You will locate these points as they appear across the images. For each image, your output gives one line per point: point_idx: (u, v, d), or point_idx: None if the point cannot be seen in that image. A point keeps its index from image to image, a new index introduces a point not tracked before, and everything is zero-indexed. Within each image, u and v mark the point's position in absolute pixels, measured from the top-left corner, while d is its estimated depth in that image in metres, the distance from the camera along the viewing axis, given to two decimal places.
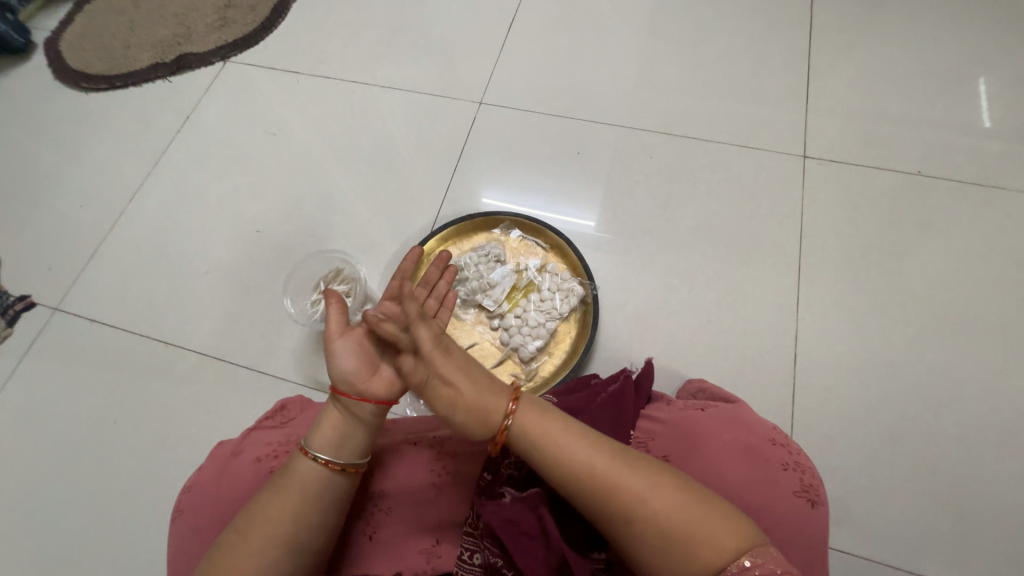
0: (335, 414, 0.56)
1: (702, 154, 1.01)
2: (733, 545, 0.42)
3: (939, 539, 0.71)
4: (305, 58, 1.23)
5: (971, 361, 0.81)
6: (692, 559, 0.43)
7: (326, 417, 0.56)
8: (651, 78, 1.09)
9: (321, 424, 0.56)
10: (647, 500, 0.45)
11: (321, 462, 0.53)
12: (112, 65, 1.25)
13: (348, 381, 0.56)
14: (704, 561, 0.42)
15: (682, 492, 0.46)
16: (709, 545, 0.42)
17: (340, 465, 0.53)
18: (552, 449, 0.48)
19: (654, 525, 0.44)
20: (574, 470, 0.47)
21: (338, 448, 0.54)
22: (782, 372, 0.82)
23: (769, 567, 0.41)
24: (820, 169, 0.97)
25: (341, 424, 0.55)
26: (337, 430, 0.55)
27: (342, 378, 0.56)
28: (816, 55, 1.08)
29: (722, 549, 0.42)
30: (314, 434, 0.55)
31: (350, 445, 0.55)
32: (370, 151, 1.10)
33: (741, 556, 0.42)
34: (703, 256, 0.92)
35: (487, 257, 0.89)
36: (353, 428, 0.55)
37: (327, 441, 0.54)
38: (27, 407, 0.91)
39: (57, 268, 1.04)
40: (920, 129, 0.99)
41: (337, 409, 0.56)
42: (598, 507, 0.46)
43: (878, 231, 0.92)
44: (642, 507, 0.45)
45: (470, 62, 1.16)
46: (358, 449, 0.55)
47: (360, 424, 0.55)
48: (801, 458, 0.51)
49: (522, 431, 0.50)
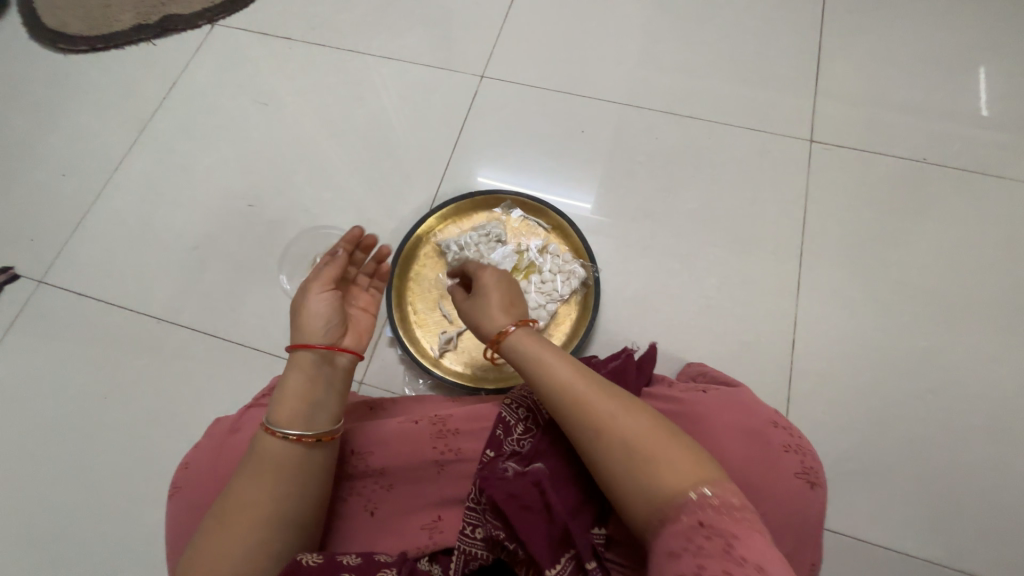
0: (301, 380, 0.56)
1: (707, 136, 0.99)
2: (693, 476, 0.41)
3: (917, 517, 0.75)
4: (297, 23, 1.17)
5: (959, 348, 0.83)
6: (652, 482, 0.42)
7: (288, 389, 0.55)
8: (657, 56, 1.06)
9: (285, 395, 0.55)
10: (618, 422, 0.45)
11: (292, 438, 0.52)
12: (91, 25, 1.18)
13: (324, 335, 0.59)
14: (659, 485, 0.41)
15: (654, 423, 0.45)
16: (670, 470, 0.42)
17: (316, 436, 0.54)
18: (537, 364, 0.51)
19: (620, 446, 0.44)
20: (556, 385, 0.49)
21: (311, 418, 0.54)
22: (779, 357, 0.83)
23: (727, 500, 0.39)
24: (825, 154, 0.96)
25: (309, 387, 0.56)
26: (305, 398, 0.55)
27: (318, 334, 0.59)
28: (826, 36, 1.05)
29: (681, 476, 0.41)
30: (279, 408, 0.54)
31: (321, 413, 0.55)
32: (367, 124, 1.06)
33: (700, 485, 0.40)
34: (705, 240, 0.92)
35: (487, 237, 0.88)
36: (323, 390, 0.57)
37: (295, 413, 0.54)
38: (14, 383, 0.89)
39: (39, 239, 1.00)
40: (926, 115, 0.98)
41: (303, 374, 0.56)
42: (572, 424, 0.48)
43: (879, 219, 0.92)
44: (610, 427, 0.45)
45: (470, 33, 1.12)
46: (329, 415, 0.56)
47: (331, 387, 0.57)
48: (802, 441, 0.52)
49: (516, 347, 0.54)
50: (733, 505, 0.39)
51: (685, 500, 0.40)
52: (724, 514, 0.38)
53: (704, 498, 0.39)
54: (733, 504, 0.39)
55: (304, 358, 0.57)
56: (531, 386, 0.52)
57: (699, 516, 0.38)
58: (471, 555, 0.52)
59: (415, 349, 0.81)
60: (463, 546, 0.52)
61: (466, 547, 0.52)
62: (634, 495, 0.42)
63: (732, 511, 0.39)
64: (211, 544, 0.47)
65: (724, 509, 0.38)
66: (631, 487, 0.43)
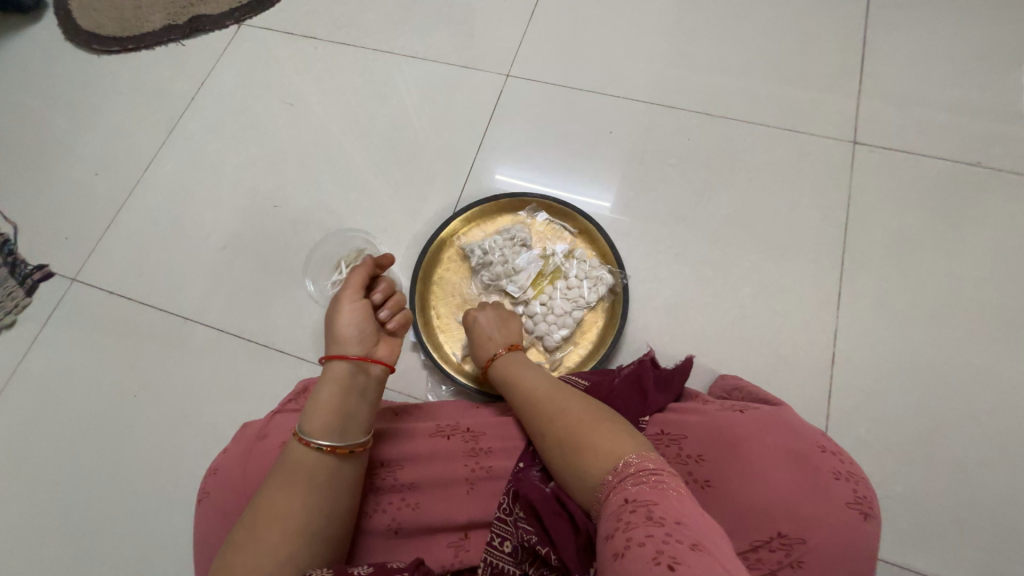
0: (335, 391, 0.56)
1: (742, 138, 0.95)
2: (620, 452, 0.46)
3: (978, 549, 0.69)
4: (323, 23, 1.17)
5: (1022, 366, 0.77)
6: (589, 466, 0.47)
7: (322, 399, 0.55)
8: (689, 54, 1.02)
9: (318, 405, 0.55)
10: (559, 417, 0.53)
11: (326, 449, 0.52)
12: (123, 26, 1.20)
13: (358, 345, 0.60)
14: (593, 462, 0.47)
15: (592, 413, 0.51)
16: (600, 451, 0.47)
17: (349, 447, 0.54)
18: (511, 377, 0.62)
19: (562, 439, 0.51)
20: (521, 389, 0.59)
21: (344, 429, 0.54)
22: (819, 371, 0.79)
23: (645, 467, 0.43)
24: (869, 156, 0.91)
25: (343, 398, 0.56)
26: (338, 410, 0.54)
27: (353, 344, 0.60)
28: (871, 31, 1.00)
29: (609, 454, 0.46)
30: (311, 418, 0.54)
31: (355, 424, 0.55)
32: (391, 125, 1.05)
33: (625, 458, 0.45)
34: (739, 246, 0.88)
35: (512, 241, 0.85)
36: (357, 401, 0.57)
37: (329, 423, 0.54)
38: (48, 378, 0.91)
39: (73, 237, 1.02)
40: (981, 115, 0.92)
41: (337, 384, 0.56)
42: (532, 421, 0.55)
43: (929, 225, 0.86)
44: (555, 424, 0.52)
45: (497, 32, 1.09)
46: (360, 426, 0.56)
47: (363, 398, 0.57)
48: (854, 468, 0.48)
49: (500, 366, 0.65)
50: (652, 471, 0.43)
51: (613, 475, 0.44)
52: (641, 481, 0.42)
53: (624, 469, 0.44)
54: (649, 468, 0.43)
55: (338, 369, 0.57)
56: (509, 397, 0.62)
57: (625, 488, 0.42)
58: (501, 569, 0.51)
59: (437, 355, 0.79)
60: (490, 558, 0.52)
61: (494, 559, 0.52)
62: (582, 481, 0.47)
63: (649, 478, 0.42)
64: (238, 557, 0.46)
65: (639, 475, 0.42)
66: (578, 474, 0.48)
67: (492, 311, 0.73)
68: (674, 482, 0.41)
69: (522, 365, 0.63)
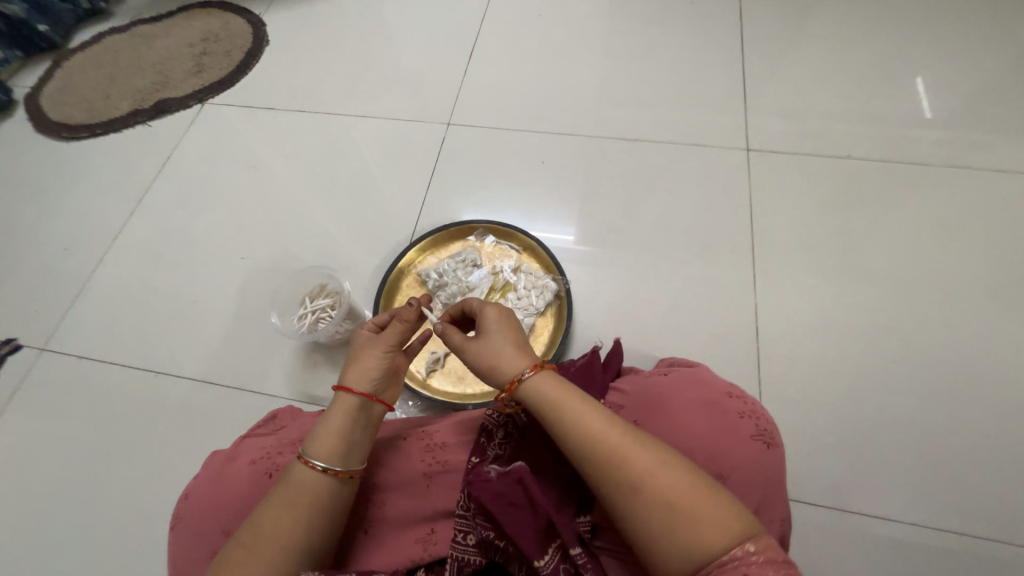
0: (341, 422, 0.56)
1: (657, 155, 1.09)
2: (736, 530, 0.42)
3: (903, 484, 0.78)
4: (280, 95, 1.30)
5: (913, 319, 0.89)
6: (693, 538, 0.42)
7: (331, 425, 0.55)
8: (603, 92, 1.19)
9: (326, 430, 0.55)
10: (661, 478, 0.44)
11: (322, 471, 0.53)
12: (92, 114, 1.30)
13: (369, 382, 0.59)
14: (701, 538, 0.41)
15: (686, 474, 0.45)
16: (716, 528, 0.42)
17: (350, 472, 0.54)
18: (565, 416, 0.50)
19: (662, 502, 0.43)
20: (585, 436, 0.48)
21: (347, 456, 0.55)
22: (748, 346, 0.89)
23: (770, 555, 0.40)
24: (764, 159, 1.07)
25: (349, 428, 0.56)
26: (344, 438, 0.55)
27: (363, 379, 0.59)
28: (749, 60, 1.19)
29: (728, 534, 0.41)
30: (319, 443, 0.54)
31: (357, 453, 0.56)
32: (349, 175, 1.16)
33: (746, 541, 0.41)
34: (666, 246, 0.99)
35: (464, 263, 0.94)
36: (359, 436, 0.56)
37: (334, 449, 0.54)
38: (16, 449, 0.91)
39: (44, 310, 1.05)
40: (847, 118, 1.10)
41: (345, 413, 0.56)
42: (604, 478, 0.46)
43: (821, 211, 1.00)
44: (652, 483, 0.44)
45: (437, 88, 1.25)
46: (362, 455, 0.56)
47: (368, 432, 0.58)
48: (756, 407, 0.56)
49: (535, 393, 0.52)
50: (779, 561, 0.40)
51: (732, 558, 0.40)
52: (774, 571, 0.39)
53: (750, 555, 0.40)
54: (776, 558, 0.40)
55: (349, 400, 0.57)
56: (554, 436, 0.50)
57: (748, 571, 0.39)
58: (465, 562, 0.51)
59: (402, 372, 0.85)
60: (455, 553, 0.52)
61: (459, 554, 0.52)
62: (676, 552, 0.42)
63: (777, 567, 0.39)
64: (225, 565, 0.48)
65: (771, 566, 0.39)
66: (672, 543, 0.42)
67: (499, 319, 0.60)
68: (798, 573, 0.40)
69: (575, 398, 0.51)
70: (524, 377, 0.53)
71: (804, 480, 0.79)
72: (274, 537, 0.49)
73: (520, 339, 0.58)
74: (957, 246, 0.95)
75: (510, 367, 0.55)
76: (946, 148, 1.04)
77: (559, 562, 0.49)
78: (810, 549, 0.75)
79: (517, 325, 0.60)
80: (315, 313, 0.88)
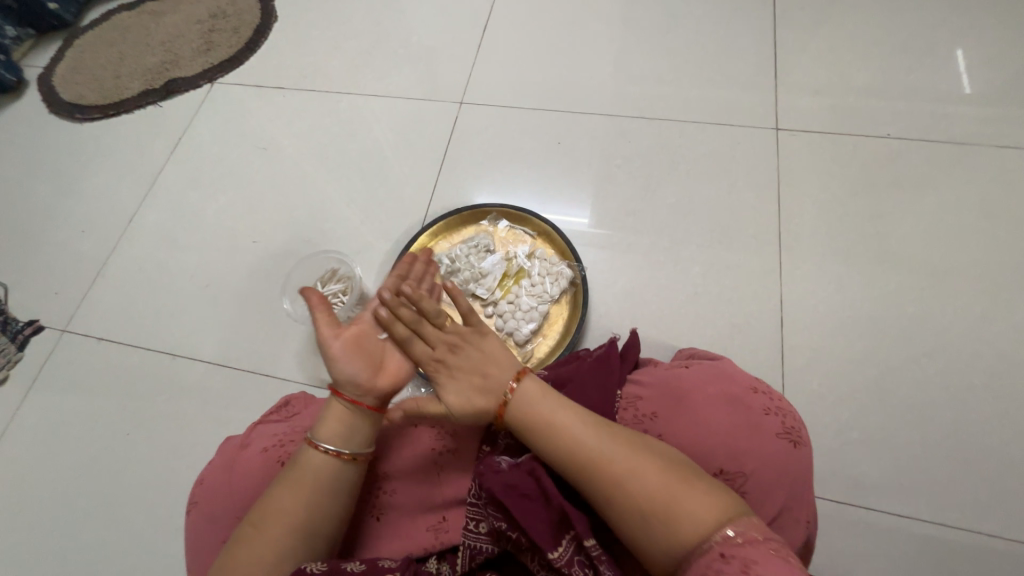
0: (341, 410, 0.54)
1: (679, 135, 1.04)
2: (722, 516, 0.41)
3: (930, 484, 0.75)
4: (289, 74, 1.27)
5: (951, 312, 0.84)
6: (677, 527, 0.41)
7: (331, 409, 0.55)
8: (624, 68, 1.13)
9: (328, 415, 0.54)
10: (637, 478, 0.44)
11: (331, 453, 0.52)
12: (104, 96, 1.29)
13: (353, 382, 0.54)
14: (682, 530, 0.41)
15: (671, 470, 0.45)
16: (691, 517, 0.41)
17: (352, 454, 0.54)
18: (545, 423, 0.49)
19: (638, 501, 0.43)
20: (562, 440, 0.47)
21: (349, 438, 0.54)
22: (770, 337, 0.85)
23: (754, 535, 0.39)
24: (793, 139, 1.01)
25: (347, 415, 0.54)
26: (344, 421, 0.54)
27: (347, 382, 0.54)
28: (781, 32, 1.11)
29: (705, 522, 0.41)
30: (321, 426, 0.54)
31: (361, 433, 0.54)
32: (359, 157, 1.13)
33: (725, 525, 0.40)
34: (686, 231, 0.95)
35: (477, 248, 0.92)
36: (359, 422, 0.54)
37: (336, 431, 0.54)
38: (42, 428, 0.93)
39: (62, 292, 1.07)
40: (888, 95, 1.02)
41: (340, 404, 0.55)
42: (585, 477, 0.46)
43: (854, 195, 0.95)
44: (628, 483, 0.44)
45: (450, 65, 1.20)
46: (366, 438, 0.55)
47: (371, 413, 0.55)
48: (782, 403, 0.54)
49: (518, 406, 0.50)
50: (762, 539, 0.39)
51: (710, 545, 0.40)
52: (754, 551, 0.37)
53: (729, 540, 0.39)
54: (759, 537, 0.39)
55: (339, 395, 0.55)
56: (532, 443, 0.49)
57: (726, 553, 0.38)
58: (476, 550, 0.50)
59: None
60: (467, 541, 0.50)
61: (469, 542, 0.50)
62: (656, 544, 0.42)
63: (763, 547, 0.38)
64: (229, 561, 0.48)
65: (752, 546, 0.38)
66: (651, 538, 0.43)
67: (467, 338, 0.55)
68: (795, 562, 0.37)
69: (554, 402, 0.50)
70: (509, 395, 0.51)
71: (825, 474, 0.77)
72: (279, 529, 0.49)
73: (490, 355, 0.54)
74: (1002, 234, 0.89)
75: (485, 391, 0.52)
76: (995, 126, 0.97)
77: (574, 555, 0.46)
78: (827, 546, 0.73)
79: (489, 343, 0.55)
80: (327, 299, 0.88)
